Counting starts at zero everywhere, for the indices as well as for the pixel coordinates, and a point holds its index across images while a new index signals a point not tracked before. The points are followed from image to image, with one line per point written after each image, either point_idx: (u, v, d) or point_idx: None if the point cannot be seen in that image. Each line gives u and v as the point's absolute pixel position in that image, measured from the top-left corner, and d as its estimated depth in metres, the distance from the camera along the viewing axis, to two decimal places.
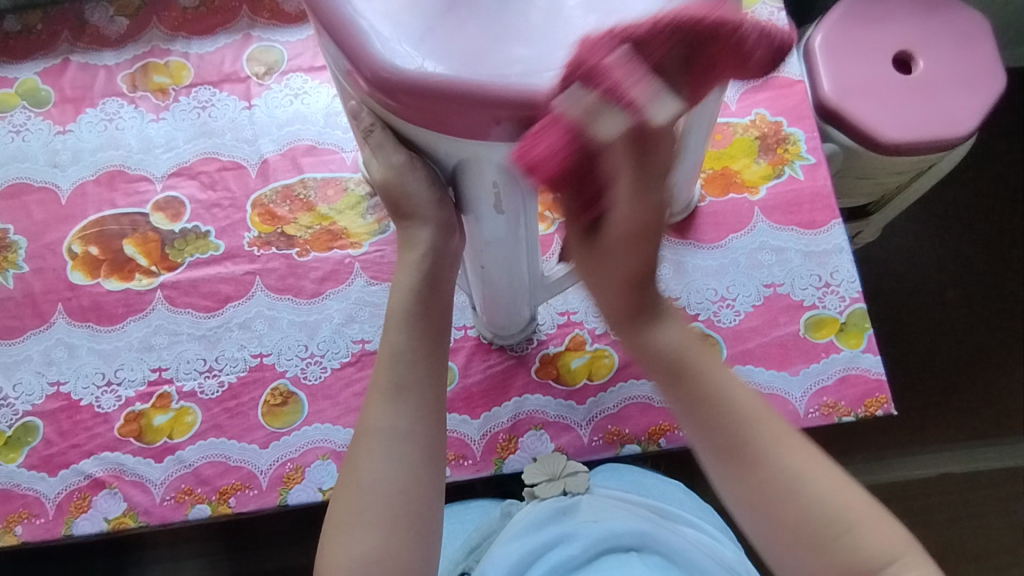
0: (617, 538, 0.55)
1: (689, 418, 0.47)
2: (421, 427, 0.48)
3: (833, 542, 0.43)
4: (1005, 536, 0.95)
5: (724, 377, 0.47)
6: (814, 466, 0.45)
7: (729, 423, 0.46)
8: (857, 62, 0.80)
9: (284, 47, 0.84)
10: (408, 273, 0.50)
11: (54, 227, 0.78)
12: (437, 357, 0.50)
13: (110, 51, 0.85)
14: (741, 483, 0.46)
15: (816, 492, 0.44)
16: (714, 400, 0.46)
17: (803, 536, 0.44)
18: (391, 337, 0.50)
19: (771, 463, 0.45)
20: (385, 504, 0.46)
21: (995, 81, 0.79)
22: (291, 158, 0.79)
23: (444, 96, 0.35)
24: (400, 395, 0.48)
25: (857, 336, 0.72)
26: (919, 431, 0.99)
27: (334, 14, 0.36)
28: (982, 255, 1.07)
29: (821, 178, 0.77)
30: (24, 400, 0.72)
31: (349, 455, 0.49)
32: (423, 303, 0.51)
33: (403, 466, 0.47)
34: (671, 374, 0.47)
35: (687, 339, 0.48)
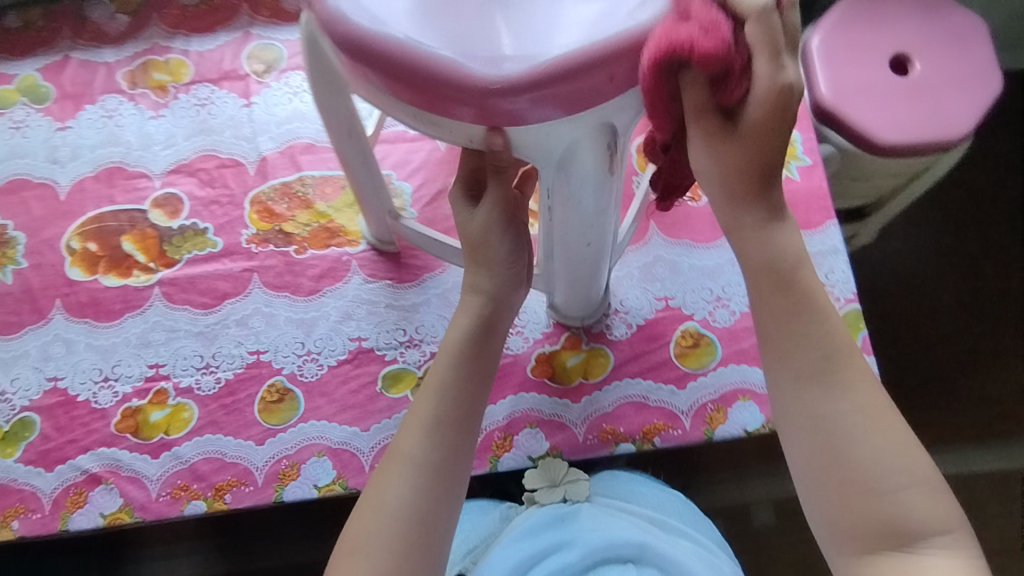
0: (616, 549, 0.59)
1: (779, 345, 0.47)
2: (452, 463, 0.50)
3: (880, 500, 0.44)
4: (995, 537, 0.96)
5: (827, 307, 0.48)
6: (886, 428, 0.46)
7: (821, 350, 0.46)
8: (855, 63, 0.80)
9: (283, 44, 0.84)
10: (466, 316, 0.55)
11: (53, 223, 0.78)
12: (479, 397, 0.53)
13: (110, 48, 0.85)
14: (810, 409, 0.46)
15: (881, 449, 0.45)
16: (813, 321, 0.47)
17: (855, 486, 0.45)
18: (439, 368, 0.53)
19: (851, 397, 0.46)
20: (402, 526, 0.48)
21: (991, 84, 0.79)
22: (290, 156, 0.80)
23: (497, 85, 0.39)
24: (440, 428, 0.51)
25: (852, 336, 0.72)
26: (914, 432, 0.99)
27: (372, 41, 0.40)
28: (979, 258, 1.07)
29: (817, 179, 0.78)
30: (22, 395, 0.73)
31: (376, 475, 0.51)
32: (478, 343, 0.54)
33: (421, 491, 0.49)
34: (780, 281, 0.47)
35: (801, 248, 0.48)
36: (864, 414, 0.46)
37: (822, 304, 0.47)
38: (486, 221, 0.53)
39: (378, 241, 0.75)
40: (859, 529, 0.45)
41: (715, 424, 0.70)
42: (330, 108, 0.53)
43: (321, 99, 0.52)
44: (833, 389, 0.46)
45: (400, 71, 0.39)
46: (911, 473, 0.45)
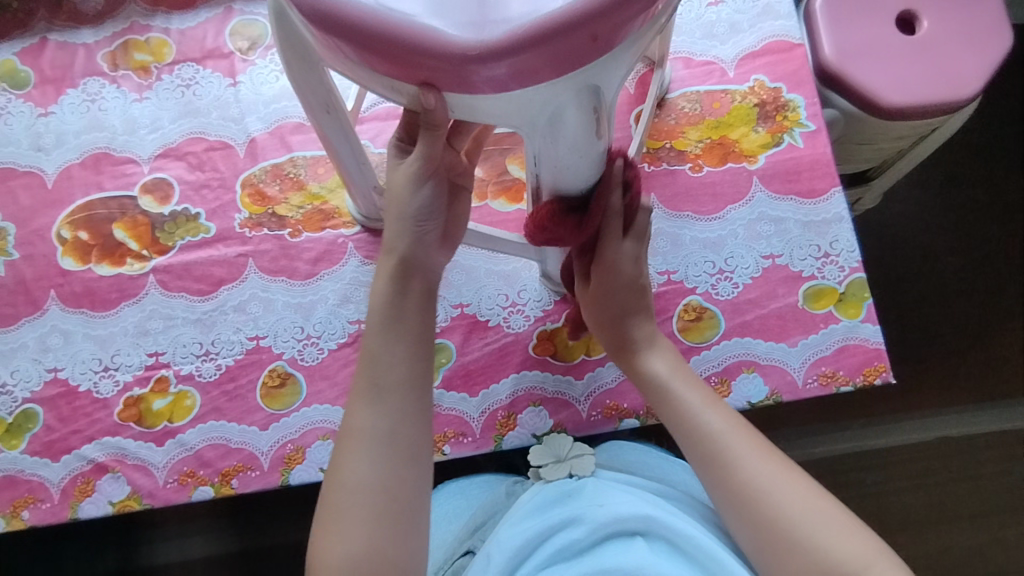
0: (623, 522, 0.55)
1: (666, 415, 0.59)
2: (401, 427, 0.51)
3: (807, 556, 0.50)
4: (1000, 498, 0.95)
5: (699, 405, 0.57)
6: (783, 477, 0.53)
7: (710, 439, 0.55)
8: (859, 23, 0.77)
9: (267, 20, 0.81)
10: (385, 282, 0.55)
11: (43, 212, 0.77)
12: (416, 359, 0.53)
13: (88, 29, 0.82)
14: (722, 487, 0.54)
15: (793, 503, 0.51)
16: (684, 418, 0.57)
17: (780, 541, 0.51)
18: (371, 340, 0.54)
19: (747, 470, 0.53)
20: (370, 503, 0.49)
21: (1002, 40, 0.76)
22: (280, 136, 0.78)
23: (462, 51, 0.37)
24: (383, 398, 0.52)
25: (856, 306, 0.71)
26: (910, 398, 1.00)
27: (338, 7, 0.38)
28: (984, 220, 1.06)
29: (821, 145, 0.76)
30: (22, 387, 0.72)
31: (334, 451, 0.52)
32: (402, 304, 0.54)
33: (380, 465, 0.50)
34: (658, 389, 0.59)
35: (671, 366, 0.60)
36: (767, 469, 0.53)
37: (698, 400, 0.58)
38: (413, 184, 0.52)
39: (366, 218, 0.74)
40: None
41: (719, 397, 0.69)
42: (304, 83, 0.51)
43: (298, 75, 0.50)
44: (721, 463, 0.54)
45: (377, 41, 0.37)
46: (832, 518, 0.51)
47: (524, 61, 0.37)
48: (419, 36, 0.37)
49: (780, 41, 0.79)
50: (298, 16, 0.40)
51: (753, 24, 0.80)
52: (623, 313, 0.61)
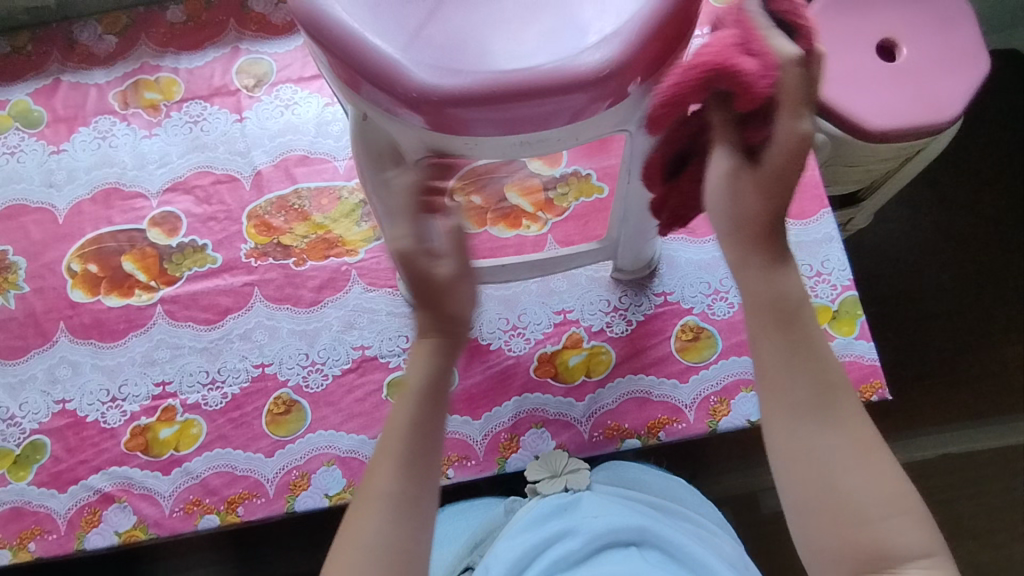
0: (616, 534, 0.56)
1: (778, 362, 0.44)
2: (424, 498, 0.46)
3: (861, 536, 0.41)
4: (1000, 513, 0.97)
5: (801, 335, 0.44)
6: (857, 449, 0.42)
7: (811, 377, 0.43)
8: (841, 51, 0.80)
9: (272, 58, 0.84)
10: (428, 338, 0.48)
11: (53, 246, 0.79)
12: (440, 432, 0.48)
13: (100, 70, 0.85)
14: (792, 440, 0.43)
15: (868, 481, 0.42)
16: (795, 344, 0.44)
17: (842, 512, 0.41)
18: (404, 398, 0.47)
19: (827, 433, 0.43)
20: (382, 569, 0.44)
21: (980, 64, 0.79)
22: (285, 169, 0.80)
23: (521, 90, 0.42)
24: (411, 467, 0.46)
25: (849, 323, 0.73)
26: (912, 413, 1.00)
27: (386, 62, 0.42)
28: (974, 237, 1.08)
29: (809, 168, 0.78)
30: (30, 419, 0.73)
31: (365, 475, 0.47)
32: (445, 363, 0.48)
33: (399, 530, 0.45)
34: (778, 316, 0.44)
35: (800, 290, 0.45)
36: (849, 440, 0.42)
37: (817, 338, 0.45)
38: None
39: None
40: (844, 559, 0.41)
41: (718, 415, 0.71)
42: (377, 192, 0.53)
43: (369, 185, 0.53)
44: (801, 417, 0.43)
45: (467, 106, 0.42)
46: (902, 506, 0.41)
47: (575, 95, 0.42)
48: (483, 84, 0.42)
49: None
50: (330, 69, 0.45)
51: None
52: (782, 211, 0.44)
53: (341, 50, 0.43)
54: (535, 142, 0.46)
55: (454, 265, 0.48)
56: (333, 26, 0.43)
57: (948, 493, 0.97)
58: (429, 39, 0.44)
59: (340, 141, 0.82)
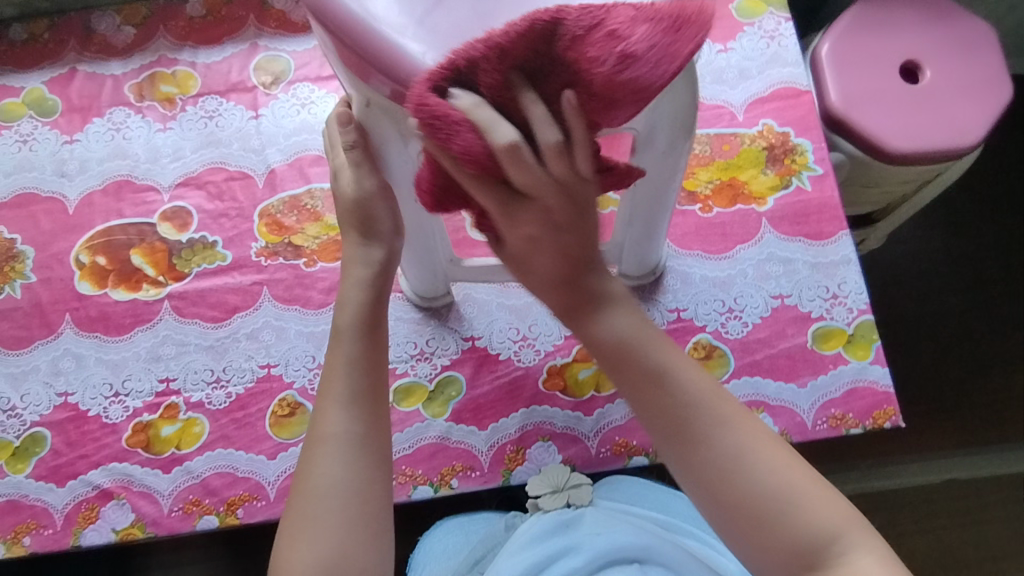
0: (621, 550, 0.55)
1: (637, 398, 0.46)
2: (374, 431, 0.51)
3: (782, 535, 0.43)
4: (1005, 543, 0.96)
5: (676, 362, 0.46)
6: (763, 446, 0.45)
7: (672, 403, 0.45)
8: (864, 71, 0.79)
9: (291, 56, 0.84)
10: (353, 289, 0.55)
11: (62, 237, 0.78)
12: (383, 365, 0.54)
13: (117, 61, 0.85)
14: (684, 465, 0.45)
15: (766, 479, 0.44)
16: (635, 360, 0.45)
17: (755, 521, 0.44)
18: (344, 347, 0.53)
19: (715, 440, 0.45)
20: (341, 503, 0.49)
21: (1002, 91, 0.79)
22: (299, 168, 0.80)
23: None
24: (357, 402, 0.51)
25: (865, 348, 0.72)
26: (921, 438, 0.99)
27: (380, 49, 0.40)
28: (988, 263, 1.07)
29: (828, 189, 0.77)
30: (32, 411, 0.72)
31: (313, 423, 0.51)
32: (375, 314, 0.54)
33: (353, 467, 0.50)
34: (612, 360, 0.46)
35: (658, 342, 0.46)
36: (731, 455, 0.44)
37: (679, 361, 0.46)
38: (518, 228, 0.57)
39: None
40: (773, 554, 0.44)
41: None
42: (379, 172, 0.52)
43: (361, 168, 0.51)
44: (686, 442, 0.45)
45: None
46: (805, 493, 0.44)
47: None
48: None
49: (789, 87, 0.82)
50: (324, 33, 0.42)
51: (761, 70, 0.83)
52: (570, 274, 0.45)
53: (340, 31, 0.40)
54: None
55: (386, 252, 0.55)
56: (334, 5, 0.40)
57: (952, 520, 0.96)
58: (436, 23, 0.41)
59: None
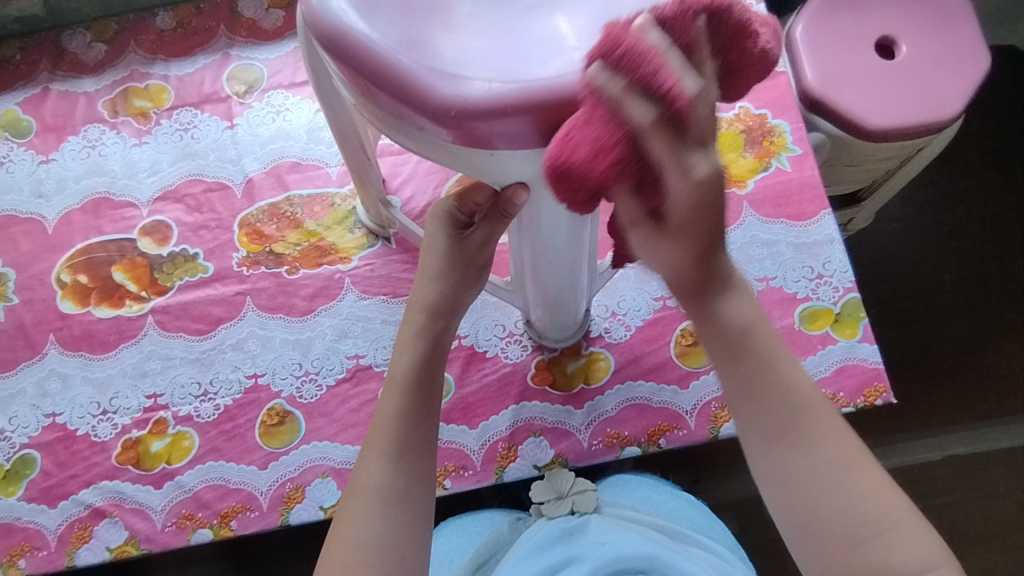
0: (627, 561, 0.55)
1: (739, 386, 0.41)
2: (416, 487, 0.46)
3: (865, 560, 0.38)
4: (1009, 518, 0.95)
5: (786, 360, 0.41)
6: (859, 462, 0.39)
7: (786, 399, 0.40)
8: (839, 50, 0.79)
9: (263, 64, 0.83)
10: (410, 346, 0.51)
11: (42, 257, 0.78)
12: (433, 421, 0.49)
13: (89, 78, 0.84)
14: (775, 470, 0.40)
15: (864, 494, 0.38)
16: (757, 352, 0.40)
17: (838, 537, 0.38)
18: (391, 400, 0.48)
19: (822, 450, 0.39)
20: (376, 565, 0.43)
21: (979, 61, 0.78)
22: (276, 176, 0.79)
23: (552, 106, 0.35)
24: (402, 454, 0.46)
25: (852, 326, 0.71)
26: (919, 415, 0.99)
27: (391, 71, 0.36)
28: (977, 235, 1.06)
29: (808, 168, 0.77)
30: (20, 433, 0.72)
31: (353, 472, 0.47)
32: (429, 373, 0.50)
33: (395, 526, 0.44)
34: (729, 343, 0.41)
35: (755, 312, 0.41)
36: (833, 466, 0.39)
37: (785, 362, 0.41)
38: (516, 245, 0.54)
39: (377, 226, 0.76)
40: None
41: (720, 422, 0.69)
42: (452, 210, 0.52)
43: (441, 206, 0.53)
44: (786, 444, 0.40)
45: (517, 118, 0.35)
46: (902, 517, 0.38)
47: None
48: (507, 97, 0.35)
49: None
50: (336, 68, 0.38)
51: None
52: (705, 254, 0.38)
53: (358, 62, 0.36)
54: None
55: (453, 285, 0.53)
56: (378, 57, 0.36)
57: (954, 496, 0.96)
58: (458, 35, 0.37)
59: (332, 147, 0.81)
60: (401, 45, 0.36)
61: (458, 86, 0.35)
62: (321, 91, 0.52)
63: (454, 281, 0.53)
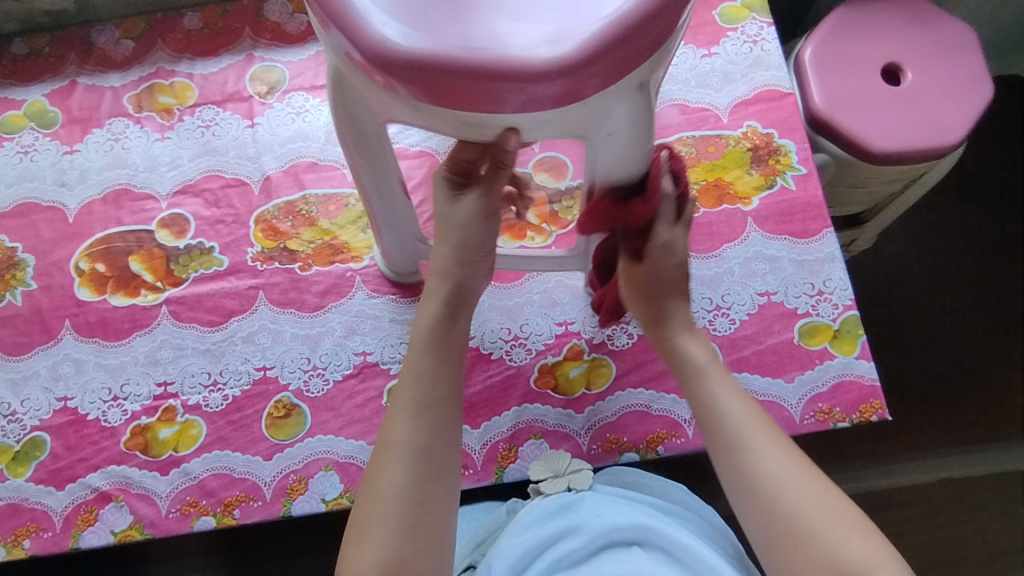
0: (618, 533, 0.58)
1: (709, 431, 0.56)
2: (440, 446, 0.52)
3: (817, 555, 0.48)
4: (1000, 541, 0.96)
5: (726, 396, 0.57)
6: (797, 472, 0.52)
7: (737, 432, 0.55)
8: (847, 74, 0.81)
9: (285, 66, 0.86)
10: (433, 302, 0.56)
11: (62, 244, 0.80)
12: (454, 379, 0.54)
13: (116, 73, 0.87)
14: (734, 473, 0.53)
15: (810, 507, 0.50)
16: (712, 415, 0.56)
17: (793, 537, 0.49)
18: (416, 358, 0.54)
19: (765, 462, 0.53)
20: (405, 513, 0.49)
21: (984, 89, 0.80)
22: (294, 175, 0.81)
23: (581, 69, 0.39)
24: (426, 411, 0.52)
25: (850, 343, 0.73)
26: (911, 434, 1.00)
27: (428, 60, 0.39)
28: (977, 261, 1.08)
29: (812, 188, 0.79)
30: (32, 415, 0.74)
31: (384, 428, 0.53)
32: (447, 327, 0.55)
33: (418, 480, 0.50)
34: (694, 373, 0.59)
35: (709, 355, 0.60)
36: (783, 475, 0.52)
37: (724, 392, 0.57)
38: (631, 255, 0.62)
39: (397, 274, 0.76)
40: None
41: None
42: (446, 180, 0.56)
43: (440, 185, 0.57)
44: (740, 456, 0.53)
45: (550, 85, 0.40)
46: (848, 525, 0.49)
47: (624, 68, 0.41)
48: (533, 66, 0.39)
49: (771, 90, 0.84)
50: (359, 63, 0.41)
51: (745, 74, 0.85)
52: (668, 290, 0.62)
53: (405, 60, 0.40)
54: (590, 119, 0.44)
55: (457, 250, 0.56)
56: (410, 48, 0.40)
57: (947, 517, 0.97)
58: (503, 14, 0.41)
59: None
60: (431, 37, 0.40)
61: (534, 59, 0.39)
62: (347, 141, 0.55)
63: (461, 241, 0.56)
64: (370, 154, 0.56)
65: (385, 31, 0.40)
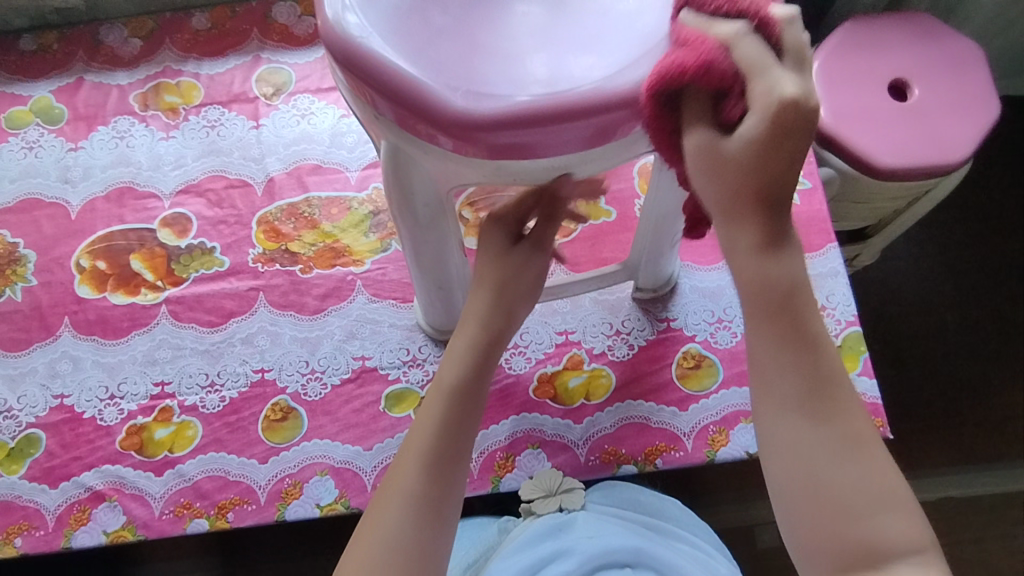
0: (612, 554, 0.59)
1: (783, 365, 0.39)
2: (451, 470, 0.49)
3: (853, 529, 0.38)
4: (1000, 562, 0.95)
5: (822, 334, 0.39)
6: (863, 436, 0.39)
7: (819, 372, 0.39)
8: (854, 89, 0.81)
9: (292, 68, 0.86)
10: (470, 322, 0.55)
11: (64, 241, 0.80)
12: (474, 405, 0.52)
13: (123, 71, 0.87)
14: (788, 435, 0.39)
15: (867, 478, 0.38)
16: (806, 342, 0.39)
17: (832, 506, 0.38)
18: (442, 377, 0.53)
19: (837, 417, 0.39)
20: (405, 533, 0.46)
21: (990, 108, 0.80)
22: (297, 177, 0.81)
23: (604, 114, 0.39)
24: (443, 435, 0.50)
25: (852, 359, 0.72)
26: (912, 452, 0.99)
27: (450, 110, 0.39)
28: (981, 279, 1.07)
29: (817, 202, 0.79)
30: (28, 412, 0.73)
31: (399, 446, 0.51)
32: (481, 354, 0.54)
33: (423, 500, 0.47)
34: (772, 303, 0.38)
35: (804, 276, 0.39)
36: (847, 441, 0.39)
37: (820, 327, 0.39)
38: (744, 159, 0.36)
39: (436, 329, 0.73)
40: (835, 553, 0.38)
41: (717, 445, 0.70)
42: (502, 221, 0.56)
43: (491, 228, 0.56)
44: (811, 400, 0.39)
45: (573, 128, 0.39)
46: (901, 506, 0.38)
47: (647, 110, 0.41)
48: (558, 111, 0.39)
49: None
50: (385, 114, 0.40)
51: None
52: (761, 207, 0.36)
53: (426, 109, 0.39)
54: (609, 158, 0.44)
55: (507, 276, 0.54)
56: (433, 98, 0.39)
57: (948, 538, 0.96)
58: (518, 54, 0.40)
59: (353, 152, 0.83)
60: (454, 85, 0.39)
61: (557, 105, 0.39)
62: (392, 201, 0.49)
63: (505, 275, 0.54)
64: (427, 231, 0.53)
65: (403, 78, 0.39)
